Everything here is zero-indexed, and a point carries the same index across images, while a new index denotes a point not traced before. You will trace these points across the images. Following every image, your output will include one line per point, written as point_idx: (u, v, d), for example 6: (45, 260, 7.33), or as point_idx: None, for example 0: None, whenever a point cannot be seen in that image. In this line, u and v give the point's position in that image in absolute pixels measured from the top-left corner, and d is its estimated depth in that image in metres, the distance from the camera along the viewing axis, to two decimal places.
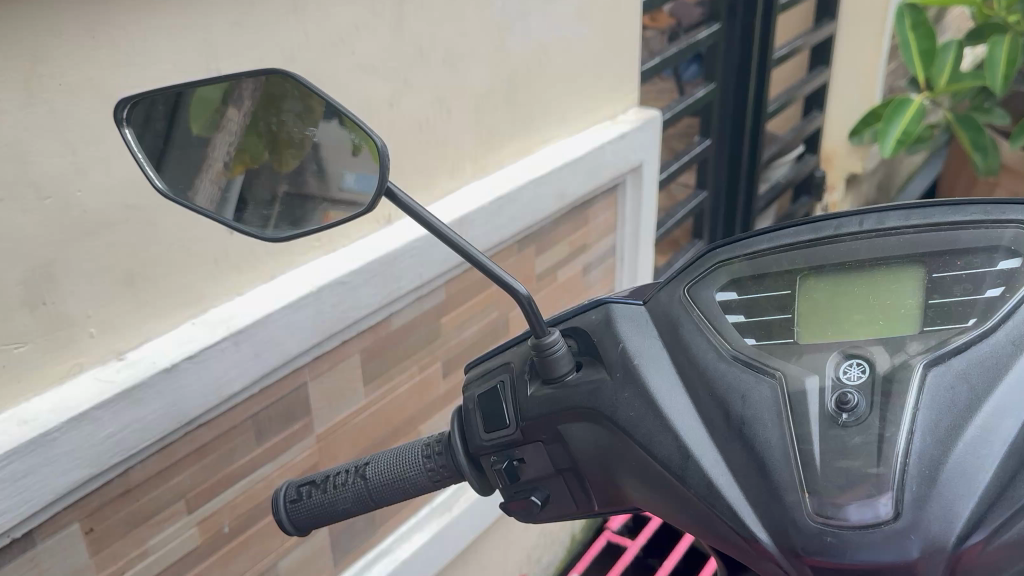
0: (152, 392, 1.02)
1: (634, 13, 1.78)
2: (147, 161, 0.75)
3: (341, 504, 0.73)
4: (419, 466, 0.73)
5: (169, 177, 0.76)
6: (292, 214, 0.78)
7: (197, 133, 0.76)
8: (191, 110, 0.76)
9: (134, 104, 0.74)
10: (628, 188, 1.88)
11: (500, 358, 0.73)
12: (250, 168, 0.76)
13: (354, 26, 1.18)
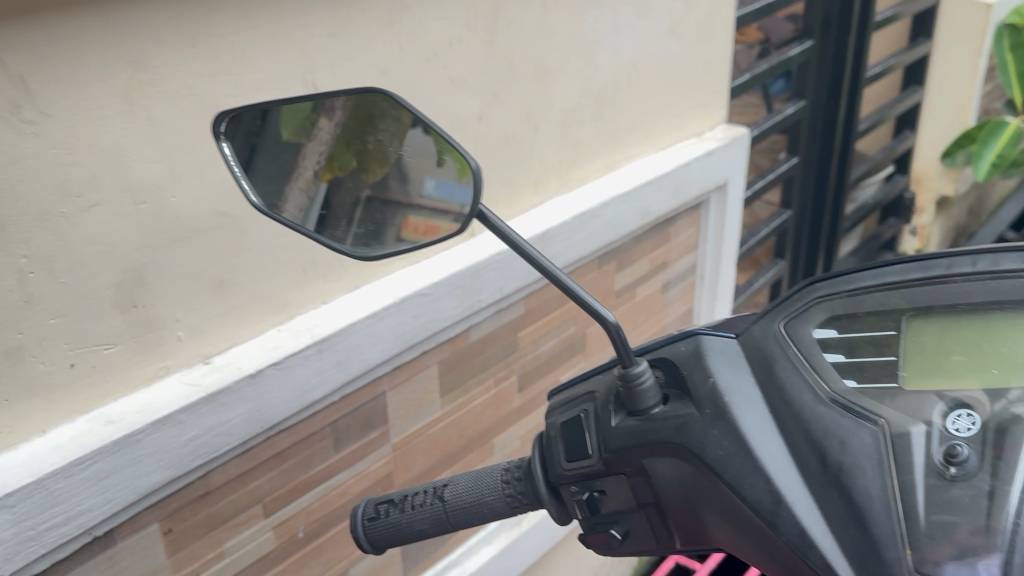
0: (236, 398, 1.03)
1: (727, 29, 1.75)
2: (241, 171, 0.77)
3: (418, 525, 0.72)
4: (498, 491, 0.72)
5: (261, 187, 0.77)
6: (370, 225, 0.77)
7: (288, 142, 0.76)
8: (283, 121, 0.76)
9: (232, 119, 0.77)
10: (712, 205, 1.85)
11: (586, 386, 0.72)
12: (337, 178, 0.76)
13: (448, 41, 1.20)
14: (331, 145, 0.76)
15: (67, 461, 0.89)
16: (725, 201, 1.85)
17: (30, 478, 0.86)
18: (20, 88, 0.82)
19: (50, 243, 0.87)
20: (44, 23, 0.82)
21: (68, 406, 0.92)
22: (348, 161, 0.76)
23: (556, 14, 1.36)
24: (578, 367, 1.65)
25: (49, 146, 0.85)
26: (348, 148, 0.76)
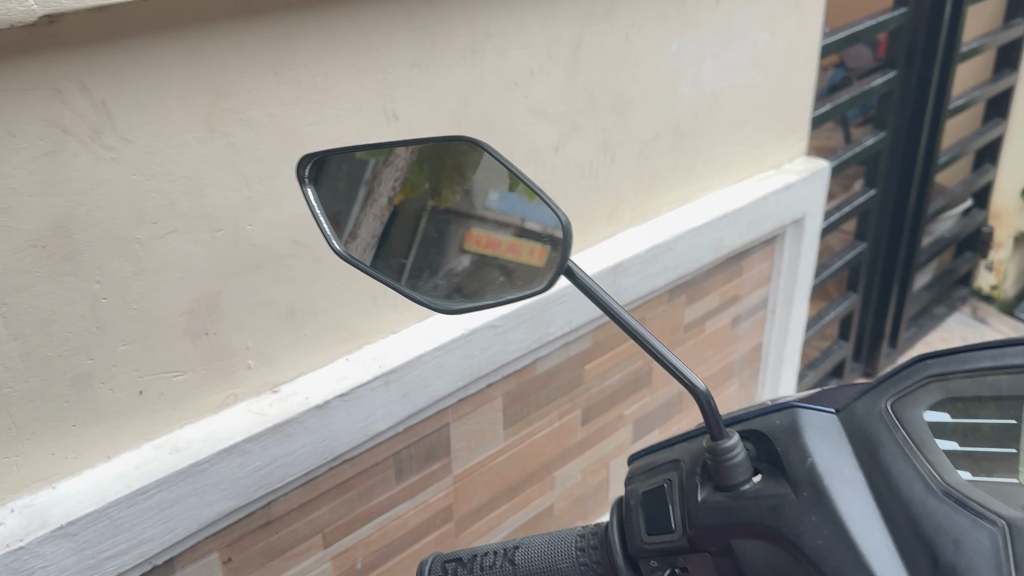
0: (302, 428, 1.01)
1: (812, 60, 1.70)
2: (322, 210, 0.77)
3: None
4: (571, 559, 0.71)
5: (338, 217, 0.77)
6: (432, 254, 0.76)
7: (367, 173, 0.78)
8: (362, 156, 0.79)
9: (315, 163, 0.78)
10: (788, 239, 1.80)
11: (670, 455, 0.71)
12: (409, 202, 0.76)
13: (529, 70, 1.18)
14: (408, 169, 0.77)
15: (131, 490, 0.88)
16: (801, 236, 1.80)
17: (94, 506, 0.86)
18: (103, 113, 0.81)
19: (125, 269, 0.86)
20: (130, 49, 0.81)
21: (134, 434, 0.92)
22: (422, 185, 0.76)
23: (639, 43, 1.32)
24: (643, 401, 1.61)
25: (129, 172, 0.84)
26: (424, 172, 0.76)
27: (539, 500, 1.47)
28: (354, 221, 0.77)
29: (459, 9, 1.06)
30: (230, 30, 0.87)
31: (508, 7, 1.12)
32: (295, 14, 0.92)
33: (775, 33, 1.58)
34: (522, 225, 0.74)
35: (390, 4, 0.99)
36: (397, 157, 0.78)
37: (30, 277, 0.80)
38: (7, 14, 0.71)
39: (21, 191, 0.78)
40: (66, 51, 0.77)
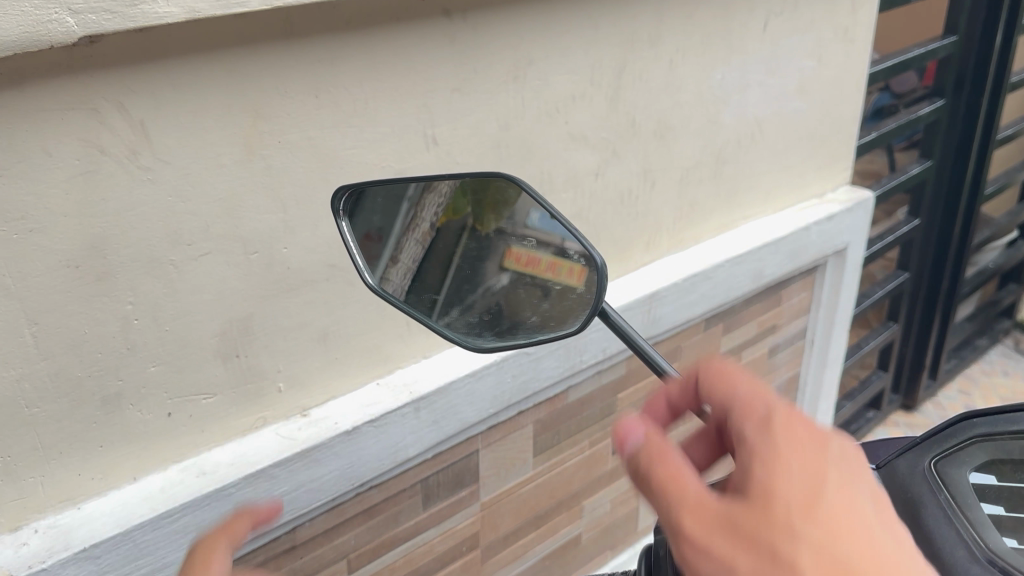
0: (330, 453, 1.00)
1: (858, 88, 1.66)
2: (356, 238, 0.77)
3: None
4: None
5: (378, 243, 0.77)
6: (472, 278, 0.78)
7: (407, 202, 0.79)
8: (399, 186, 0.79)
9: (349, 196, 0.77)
10: (829, 270, 1.77)
11: None
12: (449, 226, 0.78)
13: (572, 96, 1.17)
14: (451, 196, 0.79)
15: (156, 513, 0.88)
16: (842, 267, 1.76)
17: (119, 529, 0.86)
18: (141, 134, 0.80)
19: (158, 291, 0.86)
20: (171, 71, 0.80)
21: (162, 455, 0.92)
22: (465, 209, 0.78)
23: (683, 70, 1.30)
24: None
25: (165, 193, 0.83)
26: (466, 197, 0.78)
27: (567, 528, 1.45)
28: (395, 246, 0.78)
29: (502, 33, 1.05)
30: (272, 52, 0.86)
31: (552, 32, 1.10)
32: (337, 37, 0.90)
33: (823, 60, 1.55)
34: (562, 245, 0.77)
35: (433, 28, 0.98)
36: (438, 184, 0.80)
37: (61, 297, 0.80)
38: (49, 35, 0.69)
39: (56, 211, 0.77)
40: (106, 71, 0.76)
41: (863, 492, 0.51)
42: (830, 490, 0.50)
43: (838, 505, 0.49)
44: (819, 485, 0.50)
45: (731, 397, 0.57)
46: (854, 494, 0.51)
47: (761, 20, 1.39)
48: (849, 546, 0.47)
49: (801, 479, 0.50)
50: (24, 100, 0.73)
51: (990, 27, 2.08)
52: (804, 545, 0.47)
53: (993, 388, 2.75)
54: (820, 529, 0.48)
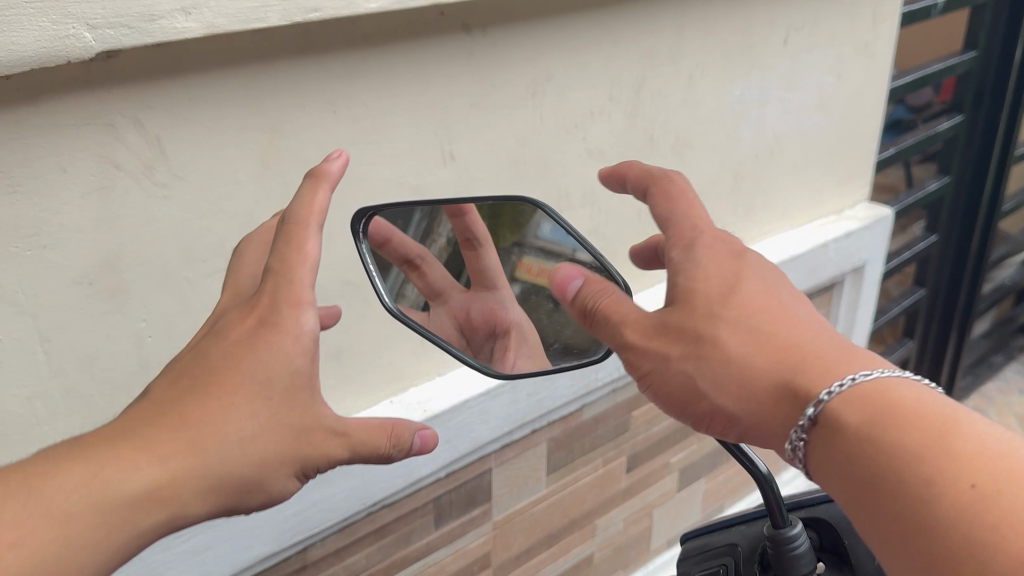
0: (342, 473, 0.99)
1: (878, 103, 1.65)
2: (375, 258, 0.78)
3: None
4: None
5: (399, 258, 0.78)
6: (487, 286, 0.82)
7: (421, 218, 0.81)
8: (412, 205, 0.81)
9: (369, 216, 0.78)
10: (846, 287, 1.76)
11: (725, 538, 0.74)
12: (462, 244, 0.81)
13: (590, 112, 1.15)
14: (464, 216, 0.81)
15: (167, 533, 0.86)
16: (860, 284, 1.75)
17: None
18: (156, 149, 0.79)
19: (171, 306, 0.86)
20: (188, 86, 0.79)
21: None
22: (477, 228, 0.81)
23: (702, 86, 1.29)
24: (691, 449, 1.57)
25: (181, 209, 0.83)
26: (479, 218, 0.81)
27: (579, 547, 1.44)
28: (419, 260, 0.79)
29: (521, 49, 1.03)
30: (289, 68, 0.85)
31: (572, 47, 1.09)
32: (356, 53, 0.89)
33: (843, 76, 1.53)
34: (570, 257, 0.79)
35: (453, 43, 0.96)
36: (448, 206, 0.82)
37: (74, 313, 0.80)
38: (66, 50, 0.68)
39: (71, 227, 0.76)
40: (123, 86, 0.75)
41: (782, 290, 0.66)
42: (747, 283, 0.65)
43: (755, 294, 0.65)
44: (740, 280, 0.65)
45: (672, 209, 0.74)
46: (772, 287, 0.66)
47: (782, 36, 1.38)
48: (762, 318, 0.63)
49: (726, 277, 0.66)
50: (40, 116, 0.71)
51: (1010, 43, 2.04)
52: (728, 324, 0.63)
53: (1009, 407, 2.72)
54: (742, 311, 0.63)
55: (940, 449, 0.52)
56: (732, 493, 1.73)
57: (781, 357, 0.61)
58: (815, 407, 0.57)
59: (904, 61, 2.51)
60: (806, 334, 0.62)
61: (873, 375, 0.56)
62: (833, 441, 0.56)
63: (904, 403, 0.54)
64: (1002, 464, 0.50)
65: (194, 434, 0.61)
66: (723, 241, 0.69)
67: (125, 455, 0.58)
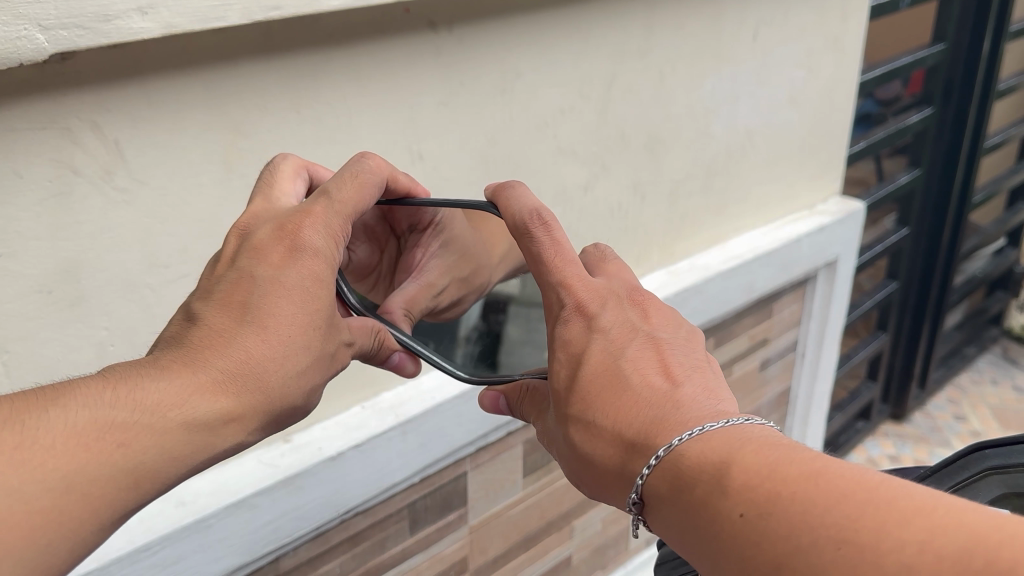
0: (315, 481, 0.97)
1: (849, 98, 1.64)
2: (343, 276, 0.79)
3: None
4: None
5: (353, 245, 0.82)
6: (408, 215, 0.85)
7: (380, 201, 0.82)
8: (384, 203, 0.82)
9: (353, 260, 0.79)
10: (820, 282, 1.76)
11: None
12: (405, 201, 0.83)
13: (560, 109, 1.14)
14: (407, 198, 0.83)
15: (134, 547, 0.84)
16: (833, 279, 1.76)
17: (95, 563, 0.82)
18: (115, 154, 0.77)
19: (134, 314, 0.84)
20: (148, 88, 0.77)
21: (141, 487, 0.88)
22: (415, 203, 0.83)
23: (673, 82, 1.28)
24: None
25: (142, 214, 0.80)
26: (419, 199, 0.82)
27: (557, 549, 1.44)
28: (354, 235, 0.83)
29: (489, 47, 1.02)
30: (250, 67, 0.83)
31: (541, 44, 1.08)
32: (320, 51, 0.87)
33: (813, 70, 1.53)
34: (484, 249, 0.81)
35: (419, 41, 0.95)
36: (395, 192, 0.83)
37: (33, 323, 0.77)
38: (18, 52, 0.66)
39: (27, 234, 0.74)
40: (79, 89, 0.73)
41: (629, 348, 0.64)
42: (591, 356, 0.64)
43: (594, 372, 0.63)
44: (583, 355, 0.65)
45: (540, 276, 0.71)
46: (618, 349, 0.64)
47: (752, 31, 1.37)
48: (598, 406, 0.62)
49: (572, 359, 0.66)
50: None
51: (978, 35, 2.06)
52: (575, 425, 0.64)
53: (982, 398, 2.74)
54: (581, 405, 0.63)
55: (717, 492, 0.52)
56: None
57: (613, 451, 0.61)
58: (636, 489, 0.58)
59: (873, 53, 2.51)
60: (630, 416, 0.60)
61: (670, 444, 0.56)
62: (656, 508, 0.58)
63: (693, 458, 0.55)
64: (767, 490, 0.49)
65: (258, 359, 0.65)
66: (575, 310, 0.67)
67: (202, 377, 0.63)
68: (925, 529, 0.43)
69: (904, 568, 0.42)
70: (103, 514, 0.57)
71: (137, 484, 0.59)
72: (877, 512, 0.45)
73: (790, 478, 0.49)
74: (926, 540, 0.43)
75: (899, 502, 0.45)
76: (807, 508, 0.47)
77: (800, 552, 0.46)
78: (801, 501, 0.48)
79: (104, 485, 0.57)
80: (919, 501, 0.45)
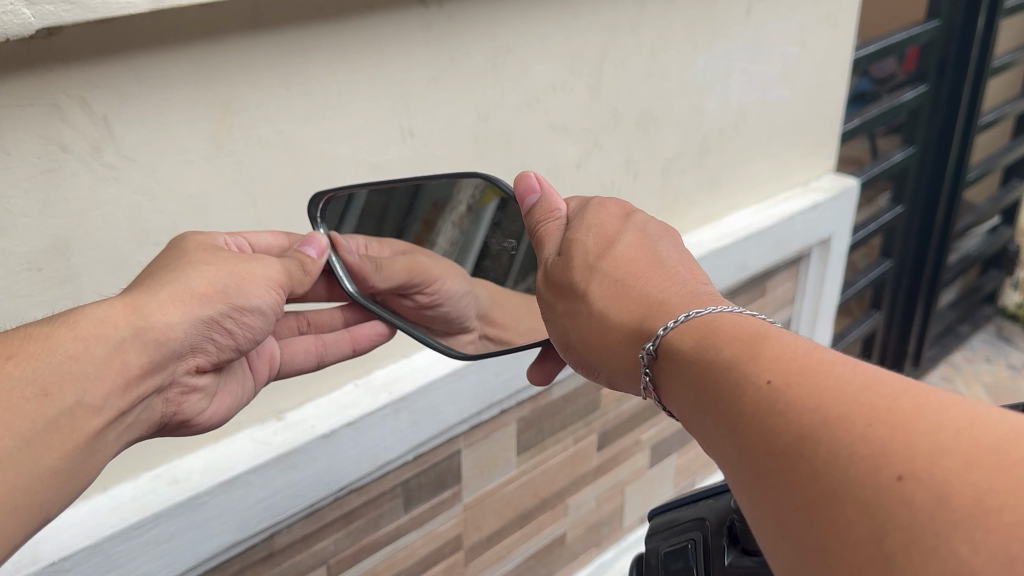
0: (308, 458, 0.97)
1: (843, 74, 1.64)
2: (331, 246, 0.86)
3: None
4: None
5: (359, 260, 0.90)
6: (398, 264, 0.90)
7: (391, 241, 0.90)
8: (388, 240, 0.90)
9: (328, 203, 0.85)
10: (814, 260, 1.77)
11: (693, 512, 0.73)
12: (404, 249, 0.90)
13: (552, 85, 1.14)
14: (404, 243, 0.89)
15: (126, 524, 0.84)
16: (827, 256, 1.76)
17: (88, 540, 0.82)
18: (104, 131, 0.76)
19: None
20: (135, 63, 0.76)
21: (133, 464, 0.88)
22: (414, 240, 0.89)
23: (665, 57, 1.27)
24: (662, 425, 1.60)
25: (131, 191, 0.80)
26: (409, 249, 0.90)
27: (551, 527, 1.45)
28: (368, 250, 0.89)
29: (479, 22, 1.01)
30: (238, 42, 0.82)
31: (532, 18, 1.07)
32: (308, 27, 0.86)
33: (806, 47, 1.53)
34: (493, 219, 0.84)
35: (408, 16, 0.94)
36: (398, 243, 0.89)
37: (23, 301, 0.77)
38: (5, 27, 0.65)
39: (16, 212, 0.73)
40: (67, 66, 0.72)
41: (662, 251, 0.70)
42: (625, 241, 0.70)
43: (626, 253, 0.69)
44: (615, 242, 0.71)
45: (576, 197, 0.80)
46: (652, 247, 0.70)
47: (744, 6, 1.36)
48: (629, 268, 0.68)
49: (605, 237, 0.71)
50: None
51: (973, 11, 2.05)
52: (600, 276, 0.69)
53: (976, 376, 2.75)
54: (613, 264, 0.68)
55: (745, 360, 0.51)
56: (703, 468, 1.77)
57: (634, 307, 0.64)
58: (654, 342, 0.59)
59: (867, 30, 2.50)
60: (659, 283, 0.65)
61: (706, 311, 0.58)
62: (675, 376, 0.57)
63: (727, 334, 0.54)
64: (799, 362, 0.48)
65: (231, 310, 0.76)
66: (614, 203, 0.76)
67: (183, 305, 0.72)
68: (964, 419, 0.41)
69: (937, 450, 0.40)
70: (55, 448, 0.63)
71: (46, 391, 0.63)
72: (913, 397, 0.43)
73: (823, 358, 0.48)
74: (962, 428, 0.41)
75: (941, 396, 0.43)
76: (849, 379, 0.46)
77: (825, 424, 0.44)
78: (832, 377, 0.46)
79: (59, 425, 0.63)
80: (953, 397, 0.43)
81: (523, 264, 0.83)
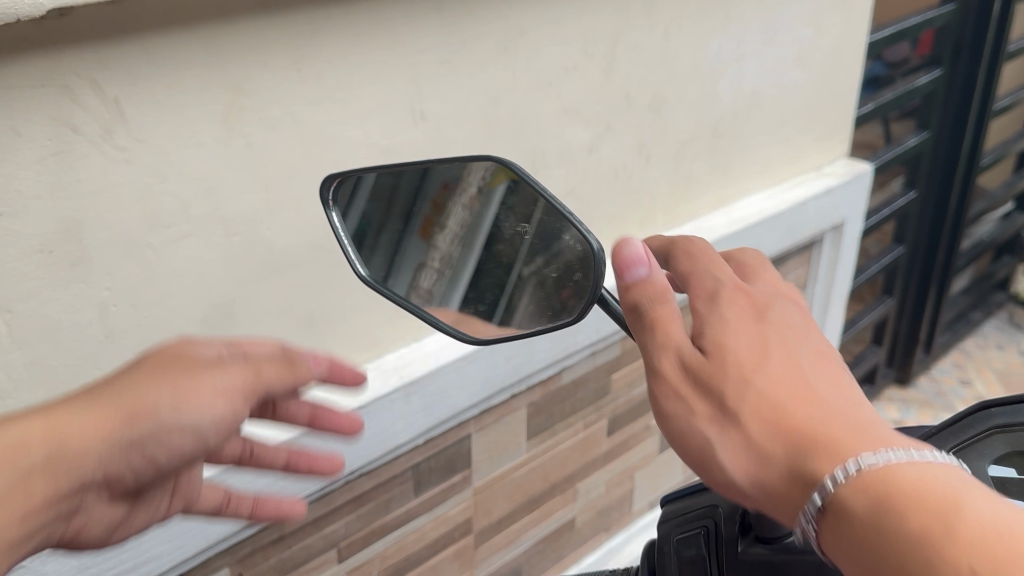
0: (318, 442, 0.98)
1: (857, 57, 1.62)
2: (350, 243, 0.80)
3: None
4: None
5: (374, 266, 0.80)
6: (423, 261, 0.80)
7: (421, 237, 0.81)
8: (415, 238, 0.81)
9: (339, 183, 0.81)
10: (826, 245, 1.76)
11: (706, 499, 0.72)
12: (427, 241, 0.81)
13: (564, 68, 1.13)
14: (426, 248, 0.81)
15: None
16: (840, 242, 1.75)
17: None
18: (115, 113, 0.75)
19: (136, 275, 0.82)
20: (145, 44, 0.75)
21: None
22: (436, 237, 0.81)
23: (679, 40, 1.26)
24: None
25: (143, 173, 0.79)
26: (434, 247, 0.81)
27: (561, 511, 1.45)
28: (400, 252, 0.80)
29: (490, 4, 1.01)
30: (246, 23, 0.81)
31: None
32: (320, 8, 0.86)
33: (820, 30, 1.51)
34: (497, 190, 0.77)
35: None
36: (433, 248, 0.81)
37: (34, 284, 0.75)
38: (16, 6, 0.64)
39: (28, 193, 0.73)
40: (77, 46, 0.72)
41: (812, 355, 0.54)
42: (778, 337, 0.55)
43: (784, 358, 0.53)
44: (769, 350, 0.54)
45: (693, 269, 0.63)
46: (800, 346, 0.55)
47: None
48: (797, 383, 0.52)
49: (752, 337, 0.55)
50: None
51: None
52: (761, 388, 0.52)
53: (987, 362, 2.74)
54: (768, 374, 0.52)
55: (926, 541, 0.41)
56: None
57: (801, 439, 0.49)
58: (822, 494, 0.46)
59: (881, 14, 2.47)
60: (835, 404, 0.50)
61: (881, 458, 0.45)
62: (840, 536, 0.45)
63: (896, 487, 0.44)
64: (930, 495, 0.43)
65: (155, 433, 0.61)
66: (740, 292, 0.59)
67: (110, 425, 0.59)
68: None
69: None
70: None
71: None
72: None
73: (987, 490, 0.43)
74: None
75: None
76: None
77: None
78: None
79: None
80: None
81: (533, 248, 0.74)
